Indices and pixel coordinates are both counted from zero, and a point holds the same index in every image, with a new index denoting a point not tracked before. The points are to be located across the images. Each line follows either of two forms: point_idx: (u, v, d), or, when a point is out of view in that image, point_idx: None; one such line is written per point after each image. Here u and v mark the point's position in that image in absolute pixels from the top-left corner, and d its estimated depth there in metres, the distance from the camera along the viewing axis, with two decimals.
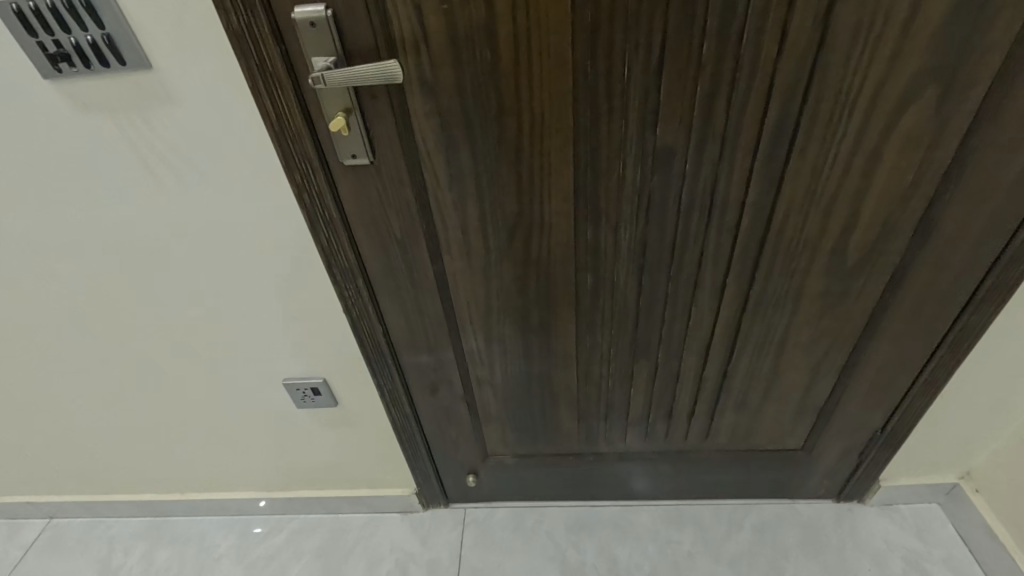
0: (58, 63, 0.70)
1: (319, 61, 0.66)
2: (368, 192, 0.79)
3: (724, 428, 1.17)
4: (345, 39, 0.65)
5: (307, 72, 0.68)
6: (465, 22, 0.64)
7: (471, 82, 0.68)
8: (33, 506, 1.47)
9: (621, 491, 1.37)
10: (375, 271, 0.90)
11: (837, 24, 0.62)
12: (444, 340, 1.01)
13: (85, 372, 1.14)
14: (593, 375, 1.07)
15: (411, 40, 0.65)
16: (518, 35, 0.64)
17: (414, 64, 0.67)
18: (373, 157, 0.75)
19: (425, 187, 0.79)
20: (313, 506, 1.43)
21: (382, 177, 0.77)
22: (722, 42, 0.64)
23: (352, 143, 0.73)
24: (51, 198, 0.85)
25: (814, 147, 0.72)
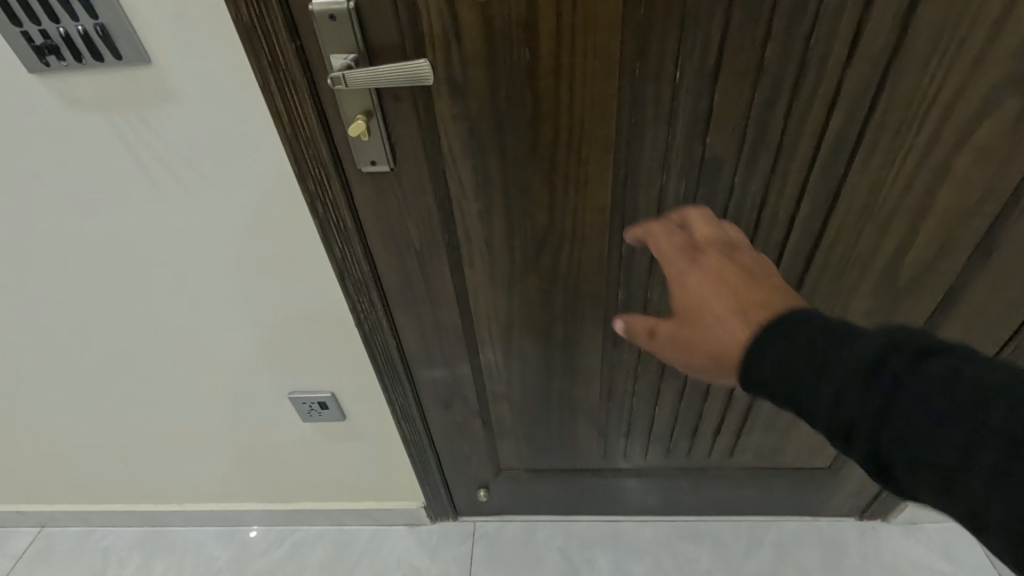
0: (45, 56, 0.63)
1: (338, 58, 0.59)
2: (386, 201, 0.73)
3: (750, 446, 1.12)
4: (368, 34, 0.59)
5: (324, 71, 0.61)
6: (503, 20, 0.57)
7: (505, 84, 0.62)
8: (24, 514, 1.41)
9: (637, 506, 1.32)
10: (391, 284, 0.84)
11: (917, 26, 0.56)
12: (461, 356, 0.95)
13: (79, 381, 1.08)
14: (618, 392, 1.01)
15: (441, 36, 0.58)
16: (561, 35, 0.58)
17: (443, 65, 0.61)
18: (393, 165, 0.68)
19: (449, 196, 0.72)
20: (316, 518, 1.37)
21: (403, 186, 0.71)
22: (787, 46, 0.58)
23: (371, 149, 0.67)
24: (40, 201, 0.78)
25: (875, 161, 0.66)
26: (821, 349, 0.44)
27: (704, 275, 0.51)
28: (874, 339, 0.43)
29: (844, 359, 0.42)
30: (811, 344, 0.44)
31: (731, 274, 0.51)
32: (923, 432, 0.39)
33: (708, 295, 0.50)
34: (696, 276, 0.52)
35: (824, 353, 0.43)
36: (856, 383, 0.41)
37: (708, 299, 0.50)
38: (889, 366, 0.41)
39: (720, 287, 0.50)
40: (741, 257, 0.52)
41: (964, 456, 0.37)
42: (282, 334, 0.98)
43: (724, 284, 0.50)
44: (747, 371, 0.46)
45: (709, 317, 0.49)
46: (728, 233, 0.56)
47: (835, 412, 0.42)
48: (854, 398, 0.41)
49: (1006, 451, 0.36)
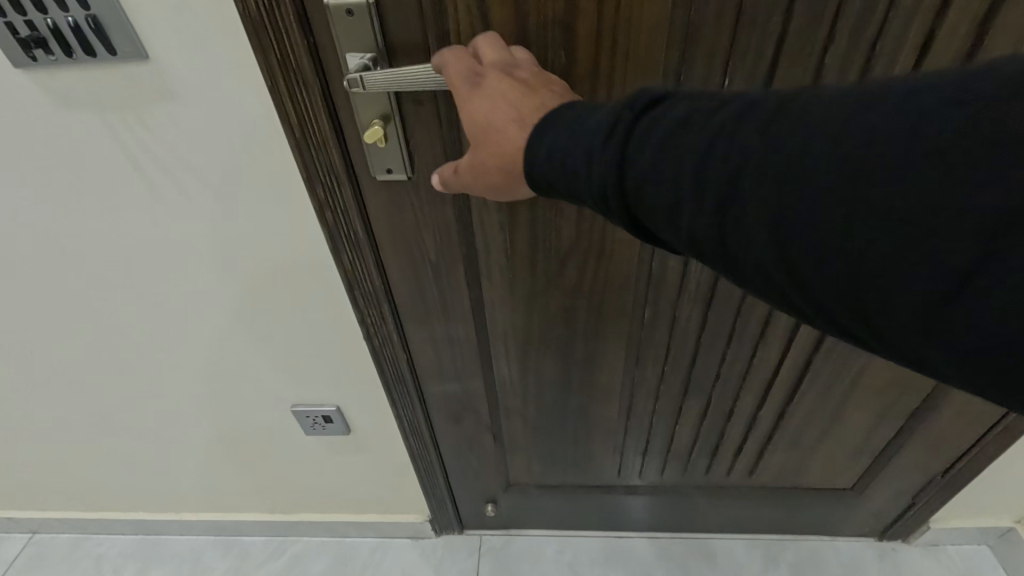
0: (32, 50, 0.57)
1: (354, 58, 0.54)
2: (402, 211, 0.68)
3: (771, 466, 1.07)
4: (388, 32, 0.53)
5: (338, 72, 0.56)
6: (536, 20, 0.52)
7: None
8: (14, 521, 1.36)
9: (650, 522, 1.28)
10: (404, 298, 0.79)
11: (995, 35, 0.51)
12: (474, 373, 0.91)
13: (72, 388, 1.03)
14: (637, 411, 0.97)
15: (469, 35, 0.53)
16: (600, 37, 0.53)
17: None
18: (411, 173, 0.63)
19: (469, 206, 0.67)
20: (316, 530, 1.33)
21: (420, 195, 0.66)
22: (851, 52, 0.53)
23: (388, 157, 0.61)
24: (28, 203, 0.73)
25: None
26: (573, 129, 0.42)
27: (485, 94, 0.48)
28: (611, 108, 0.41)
29: (585, 130, 0.41)
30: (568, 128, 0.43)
31: (507, 87, 0.48)
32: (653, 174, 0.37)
33: (489, 110, 0.47)
34: (477, 97, 0.48)
35: (573, 127, 0.43)
36: (598, 151, 0.40)
37: (489, 112, 0.47)
38: (621, 123, 0.40)
39: (500, 100, 0.47)
40: (519, 72, 0.49)
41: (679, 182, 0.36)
42: (286, 345, 0.93)
43: (505, 97, 0.48)
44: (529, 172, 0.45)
45: (492, 134, 0.48)
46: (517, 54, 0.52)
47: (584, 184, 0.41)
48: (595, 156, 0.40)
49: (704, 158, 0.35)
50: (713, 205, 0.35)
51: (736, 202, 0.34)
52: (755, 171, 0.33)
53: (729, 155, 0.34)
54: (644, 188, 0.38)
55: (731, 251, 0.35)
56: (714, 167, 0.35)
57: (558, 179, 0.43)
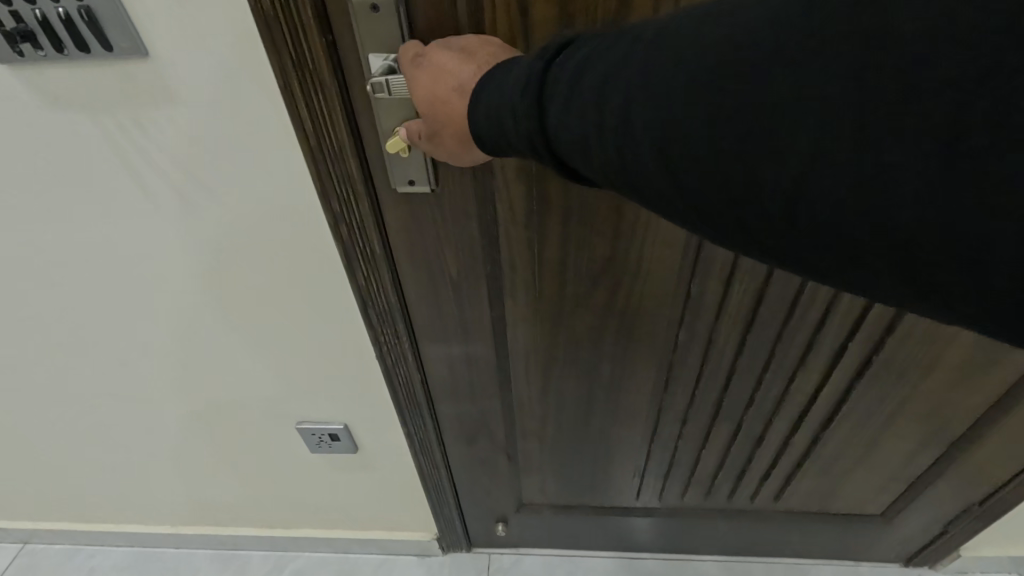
0: (17, 44, 0.51)
1: (378, 58, 0.50)
2: (424, 227, 0.62)
3: (798, 492, 1.03)
4: (417, 30, 0.50)
5: (359, 74, 0.51)
6: (585, 16, 0.49)
7: None
8: (5, 532, 1.31)
9: (666, 545, 1.23)
10: (422, 317, 0.74)
11: None
12: (493, 395, 0.86)
13: (64, 399, 0.98)
14: (662, 436, 0.92)
15: (508, 36, 0.50)
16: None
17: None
18: (435, 186, 0.58)
19: (495, 223, 0.62)
20: (318, 545, 1.28)
21: (444, 209, 0.61)
22: None
23: (410, 167, 0.56)
24: (16, 208, 0.68)
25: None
26: (499, 94, 0.40)
27: (428, 70, 0.46)
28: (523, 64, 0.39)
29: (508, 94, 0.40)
30: (490, 91, 0.41)
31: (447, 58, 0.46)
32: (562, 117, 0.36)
33: (433, 83, 0.45)
34: (421, 74, 0.46)
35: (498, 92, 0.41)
36: (522, 112, 0.38)
37: (431, 84, 0.46)
38: (532, 78, 0.38)
39: (443, 74, 0.45)
40: (458, 41, 0.47)
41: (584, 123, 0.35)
42: (293, 360, 0.88)
43: (444, 68, 0.45)
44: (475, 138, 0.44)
45: (438, 107, 0.46)
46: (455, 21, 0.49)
47: (516, 141, 0.41)
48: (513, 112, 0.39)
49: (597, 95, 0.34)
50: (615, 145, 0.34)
51: (626, 141, 0.33)
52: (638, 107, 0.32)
53: (619, 90, 0.33)
54: (569, 145, 0.37)
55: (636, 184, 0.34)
56: (609, 103, 0.34)
57: (493, 140, 0.42)
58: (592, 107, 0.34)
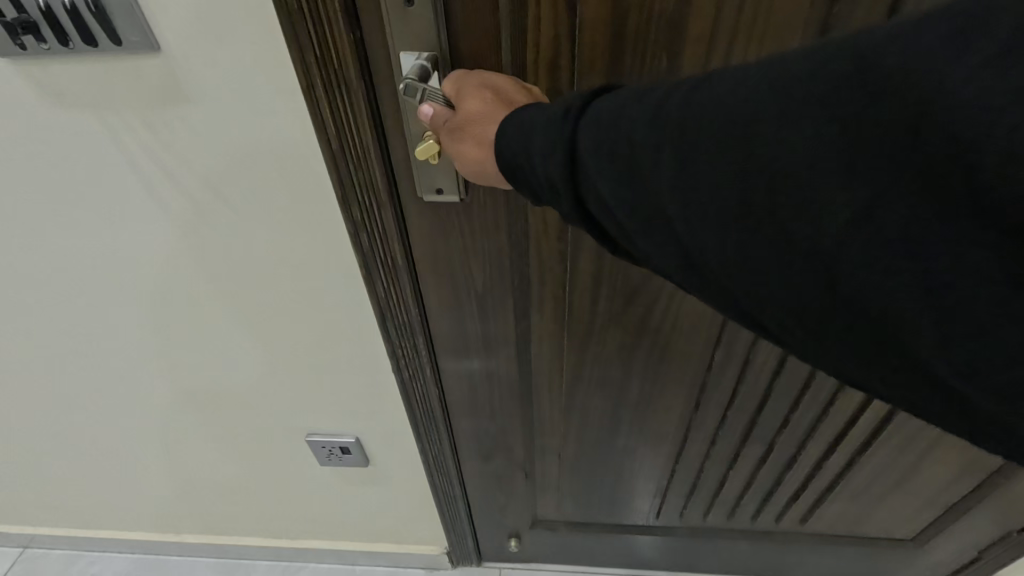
0: (19, 36, 0.48)
1: (411, 57, 0.46)
2: (448, 239, 0.59)
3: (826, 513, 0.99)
4: (454, 27, 0.46)
5: (387, 74, 0.48)
6: (638, 16, 0.45)
7: None
8: (5, 535, 1.28)
9: (683, 564, 1.19)
10: (442, 332, 0.70)
11: None
12: (513, 412, 0.82)
13: (67, 405, 0.95)
14: (689, 453, 0.88)
15: (551, 35, 0.46)
16: (713, 39, 0.46)
17: (548, 66, 0.48)
18: (464, 195, 0.54)
19: (527, 235, 0.58)
20: (324, 556, 1.24)
21: (471, 220, 0.57)
22: None
23: (439, 175, 0.52)
24: (20, 211, 0.64)
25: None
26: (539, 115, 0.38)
27: (475, 82, 0.45)
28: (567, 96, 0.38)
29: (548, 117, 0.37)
30: (530, 112, 0.38)
31: (498, 79, 0.45)
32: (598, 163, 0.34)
33: (478, 91, 0.44)
34: (467, 83, 0.45)
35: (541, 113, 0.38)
36: (555, 138, 0.36)
37: (471, 100, 0.43)
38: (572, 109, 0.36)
39: (490, 88, 0.44)
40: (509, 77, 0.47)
41: (626, 160, 0.33)
42: (305, 372, 0.85)
43: (496, 85, 0.44)
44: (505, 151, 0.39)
45: (472, 121, 0.43)
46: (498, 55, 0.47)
47: (537, 169, 0.37)
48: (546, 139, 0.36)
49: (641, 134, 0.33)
50: (664, 180, 0.32)
51: (676, 176, 0.31)
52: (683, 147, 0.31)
53: (664, 127, 0.32)
54: (598, 179, 0.34)
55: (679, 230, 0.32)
56: (650, 141, 0.32)
57: (515, 163, 0.39)
58: (635, 142, 0.33)
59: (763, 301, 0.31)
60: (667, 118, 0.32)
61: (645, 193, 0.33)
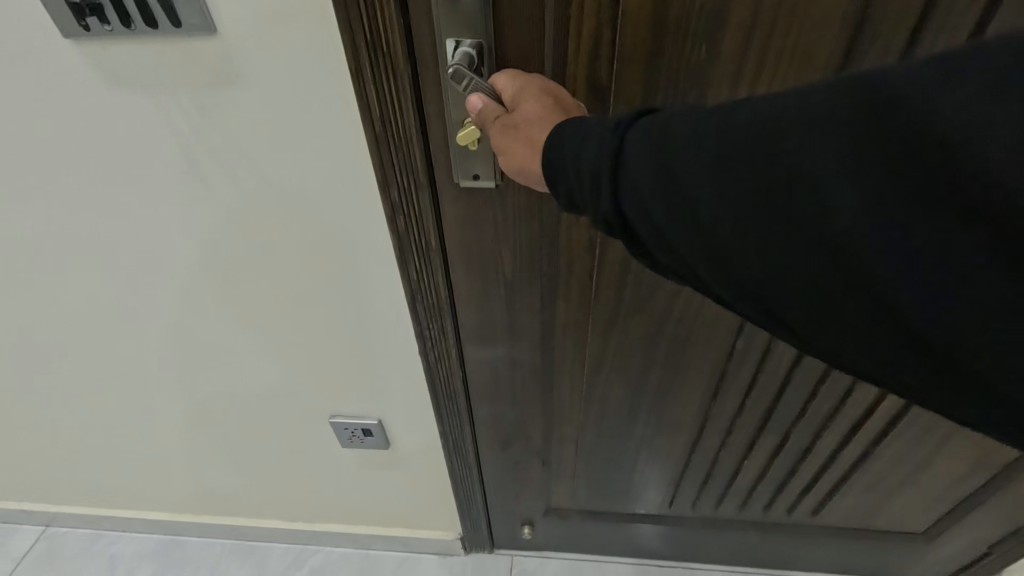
0: (85, 18, 0.50)
1: (459, 44, 0.48)
2: (482, 223, 0.60)
3: (839, 505, 1.01)
4: (501, 15, 0.48)
5: (432, 61, 0.50)
6: (681, 4, 0.47)
7: (665, 87, 0.52)
8: (28, 514, 1.31)
9: (693, 555, 1.21)
10: (469, 320, 0.72)
11: None
12: (534, 399, 0.84)
13: (98, 384, 0.97)
14: (704, 442, 0.91)
15: (595, 24, 0.48)
16: (750, 32, 0.48)
17: (589, 54, 0.50)
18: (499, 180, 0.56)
19: (558, 222, 0.60)
20: (339, 540, 1.26)
21: (506, 206, 0.59)
22: None
23: (477, 160, 0.54)
24: (67, 190, 0.67)
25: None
26: (591, 123, 0.40)
27: (530, 83, 0.48)
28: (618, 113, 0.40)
29: (603, 122, 0.40)
30: (581, 122, 0.41)
31: (552, 86, 0.48)
32: (649, 150, 0.36)
33: (535, 92, 0.47)
34: (524, 81, 0.47)
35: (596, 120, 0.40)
36: (605, 137, 0.38)
37: (528, 101, 0.46)
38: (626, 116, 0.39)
39: (544, 92, 0.47)
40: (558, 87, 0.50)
41: (672, 153, 0.35)
42: (332, 356, 0.87)
43: (550, 90, 0.48)
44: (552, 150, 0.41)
45: (525, 121, 0.45)
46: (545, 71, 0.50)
47: (584, 177, 0.39)
48: (595, 135, 0.39)
49: (686, 131, 0.35)
50: (699, 175, 0.34)
51: (713, 171, 0.33)
52: (724, 143, 0.33)
53: (708, 125, 0.34)
54: (642, 189, 0.36)
55: (715, 223, 0.34)
56: (693, 138, 0.34)
57: (563, 167, 0.40)
58: (677, 139, 0.35)
59: (800, 304, 0.33)
60: (710, 118, 0.34)
61: (682, 192, 0.34)
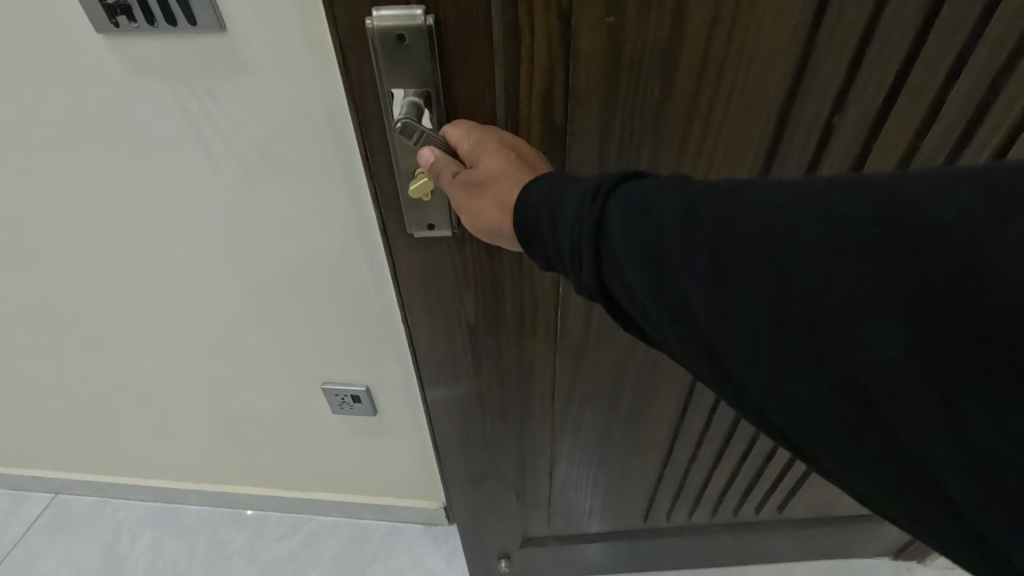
0: (116, 16, 0.59)
1: (407, 92, 0.55)
2: (436, 269, 0.70)
3: (804, 500, 1.15)
4: (449, 64, 0.55)
5: (375, 110, 0.57)
6: (632, 43, 0.55)
7: (619, 117, 0.60)
8: (39, 481, 1.39)
9: (662, 559, 1.32)
10: (434, 363, 0.81)
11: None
12: (509, 434, 0.94)
13: (109, 354, 1.06)
14: (676, 458, 1.03)
15: (546, 64, 0.55)
16: (705, 64, 0.56)
17: (544, 94, 0.57)
18: (454, 228, 0.65)
19: (520, 264, 0.69)
20: (329, 508, 1.35)
21: (462, 252, 0.68)
22: (926, 84, 0.57)
23: (434, 211, 0.63)
24: (90, 170, 0.75)
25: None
26: (563, 189, 0.45)
27: (491, 143, 0.54)
28: (591, 179, 0.44)
29: (576, 191, 0.44)
30: (554, 185, 0.46)
31: (519, 146, 0.54)
32: (625, 226, 0.41)
33: (497, 152, 0.53)
34: (489, 142, 0.54)
35: (562, 190, 0.45)
36: (581, 210, 0.43)
37: (492, 161, 0.52)
38: (601, 189, 0.43)
39: (509, 153, 0.53)
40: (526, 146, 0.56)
41: (635, 231, 0.40)
42: (331, 336, 0.97)
43: (514, 150, 0.54)
44: (521, 218, 0.47)
45: (493, 180, 0.51)
46: (510, 135, 0.57)
47: (562, 237, 0.44)
48: (570, 206, 0.44)
49: (649, 211, 0.40)
50: (655, 251, 0.39)
51: (666, 248, 0.39)
52: (676, 224, 0.39)
53: (664, 207, 0.39)
54: (619, 254, 0.41)
55: (666, 292, 0.39)
56: (658, 217, 0.39)
57: (536, 228, 0.46)
58: (639, 217, 0.40)
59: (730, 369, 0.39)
60: (668, 199, 0.40)
61: (643, 262, 0.40)
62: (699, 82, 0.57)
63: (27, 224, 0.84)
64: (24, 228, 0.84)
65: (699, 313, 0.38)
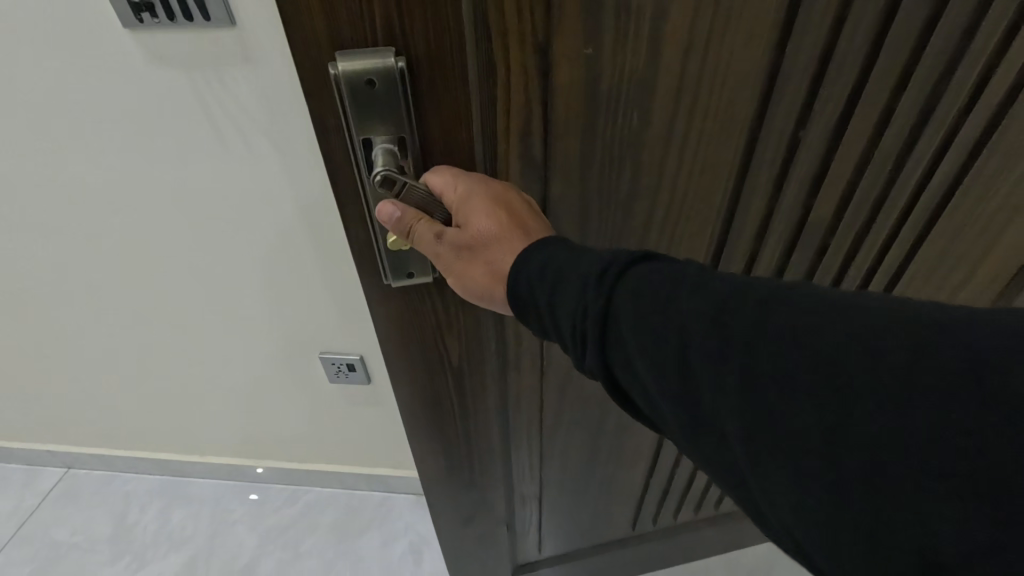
0: (140, 13, 0.68)
1: (380, 141, 0.53)
2: (414, 314, 0.70)
3: None
4: (422, 100, 0.53)
5: (343, 158, 0.55)
6: (611, 78, 0.57)
7: (599, 148, 0.63)
8: (53, 454, 1.47)
9: (649, 561, 1.41)
10: (417, 409, 0.83)
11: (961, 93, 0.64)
12: (499, 469, 0.99)
13: (122, 330, 1.14)
14: (662, 463, 1.12)
15: (524, 95, 0.57)
16: (679, 93, 0.59)
17: (522, 121, 0.59)
18: (434, 274, 0.66)
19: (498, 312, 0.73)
20: (327, 480, 1.43)
21: (443, 302, 0.70)
22: (876, 100, 0.63)
23: (414, 260, 0.63)
24: (111, 153, 0.84)
25: (915, 219, 0.77)
26: (562, 264, 0.46)
27: (484, 201, 0.54)
28: (596, 258, 0.45)
29: (578, 268, 0.45)
30: (556, 263, 0.47)
31: (511, 202, 0.56)
32: (636, 315, 0.40)
33: (491, 215, 0.54)
34: (481, 200, 0.55)
35: (564, 269, 0.46)
36: (591, 296, 0.42)
37: (484, 224, 0.54)
38: (610, 273, 0.42)
39: (502, 215, 0.54)
40: (516, 199, 0.57)
41: (649, 324, 0.39)
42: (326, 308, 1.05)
43: (507, 208, 0.55)
44: (515, 290, 0.49)
45: (487, 246, 0.54)
46: (502, 186, 0.57)
47: (563, 318, 0.44)
48: (575, 287, 0.44)
49: (661, 303, 0.39)
50: (672, 348, 0.38)
51: (684, 345, 0.37)
52: (692, 321, 0.37)
53: (678, 301, 0.39)
54: (632, 350, 0.40)
55: (683, 393, 0.37)
56: (674, 311, 0.38)
57: (530, 302, 0.48)
58: (652, 310, 0.39)
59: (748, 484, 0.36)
60: (682, 293, 0.39)
61: (656, 357, 0.38)
62: (677, 102, 0.60)
63: (50, 206, 0.92)
64: (48, 210, 0.92)
65: (718, 420, 0.35)
